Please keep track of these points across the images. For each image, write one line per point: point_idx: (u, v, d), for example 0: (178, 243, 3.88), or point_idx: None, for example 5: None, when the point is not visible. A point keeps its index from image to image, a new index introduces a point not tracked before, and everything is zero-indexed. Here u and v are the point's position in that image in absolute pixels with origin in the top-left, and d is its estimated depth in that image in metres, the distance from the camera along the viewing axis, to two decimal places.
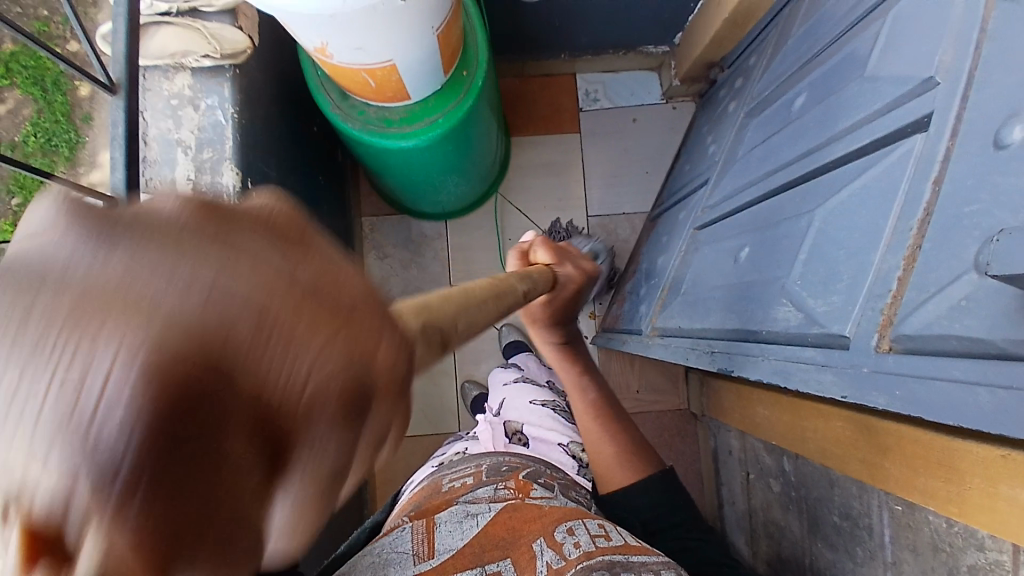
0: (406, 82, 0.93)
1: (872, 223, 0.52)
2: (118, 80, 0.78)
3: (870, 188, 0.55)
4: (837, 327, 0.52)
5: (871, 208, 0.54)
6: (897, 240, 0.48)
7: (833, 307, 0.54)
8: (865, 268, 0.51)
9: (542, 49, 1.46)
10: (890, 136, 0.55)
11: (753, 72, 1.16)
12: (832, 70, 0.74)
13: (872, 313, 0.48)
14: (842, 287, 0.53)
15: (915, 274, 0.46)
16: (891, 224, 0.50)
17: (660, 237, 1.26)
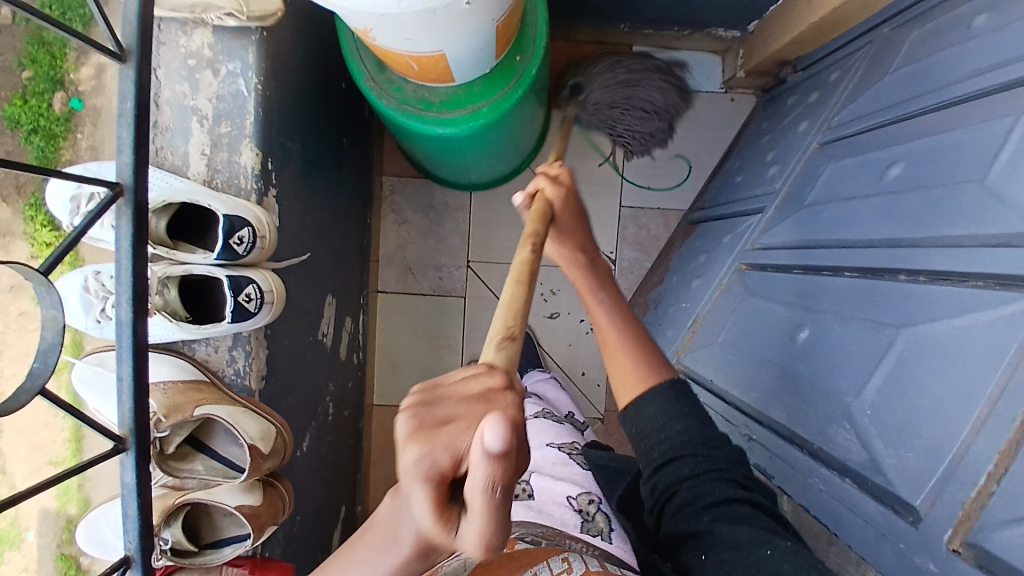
0: (452, 69, 0.83)
1: (963, 383, 0.48)
2: (128, 45, 0.67)
3: (961, 340, 0.50)
4: (905, 493, 0.50)
5: (967, 363, 0.48)
6: (999, 426, 0.44)
7: (906, 466, 0.51)
8: (952, 437, 0.47)
9: (600, 15, 1.31)
10: (1009, 281, 0.49)
11: (834, 89, 1.04)
12: (941, 148, 0.65)
13: (951, 502, 0.46)
14: (916, 448, 0.50)
15: (1010, 480, 0.43)
16: (991, 398, 0.46)
17: (698, 252, 1.19)
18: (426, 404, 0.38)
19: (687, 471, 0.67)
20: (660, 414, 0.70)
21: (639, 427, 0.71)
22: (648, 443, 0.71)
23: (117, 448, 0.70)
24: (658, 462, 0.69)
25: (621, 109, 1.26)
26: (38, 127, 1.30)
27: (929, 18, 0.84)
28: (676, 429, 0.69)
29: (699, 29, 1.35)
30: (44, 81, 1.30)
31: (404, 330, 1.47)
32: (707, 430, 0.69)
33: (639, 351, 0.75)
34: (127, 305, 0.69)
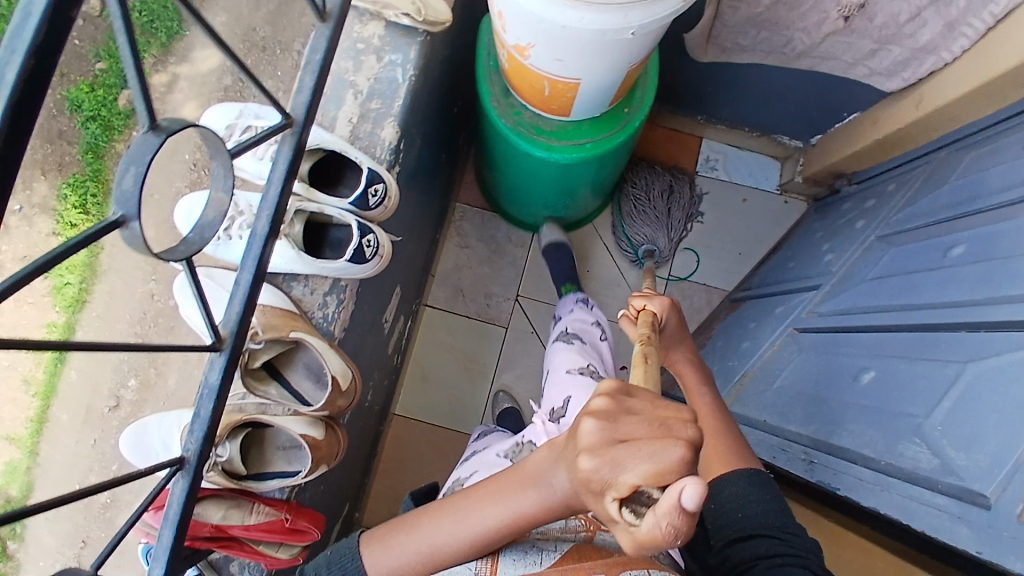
0: (575, 101, 0.96)
1: None
2: (329, 11, 0.79)
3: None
4: (977, 485, 0.54)
5: None
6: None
7: (976, 465, 0.55)
8: (1017, 437, 0.52)
9: (682, 104, 1.49)
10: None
11: (889, 198, 1.16)
12: (1003, 232, 0.75)
13: (1021, 485, 0.51)
14: (986, 449, 0.54)
15: None
16: None
17: (746, 321, 1.26)
18: (614, 414, 0.44)
19: (761, 550, 0.71)
20: (745, 493, 0.76)
21: (719, 503, 0.77)
22: (726, 518, 0.76)
23: (213, 347, 0.74)
24: (735, 537, 0.74)
25: (643, 203, 1.48)
26: (97, 115, 1.46)
27: (988, 145, 0.97)
28: (756, 510, 0.75)
29: (767, 134, 1.51)
30: (115, 77, 1.48)
31: (442, 348, 1.52)
32: (784, 516, 0.74)
33: (727, 437, 0.81)
34: (266, 221, 0.76)
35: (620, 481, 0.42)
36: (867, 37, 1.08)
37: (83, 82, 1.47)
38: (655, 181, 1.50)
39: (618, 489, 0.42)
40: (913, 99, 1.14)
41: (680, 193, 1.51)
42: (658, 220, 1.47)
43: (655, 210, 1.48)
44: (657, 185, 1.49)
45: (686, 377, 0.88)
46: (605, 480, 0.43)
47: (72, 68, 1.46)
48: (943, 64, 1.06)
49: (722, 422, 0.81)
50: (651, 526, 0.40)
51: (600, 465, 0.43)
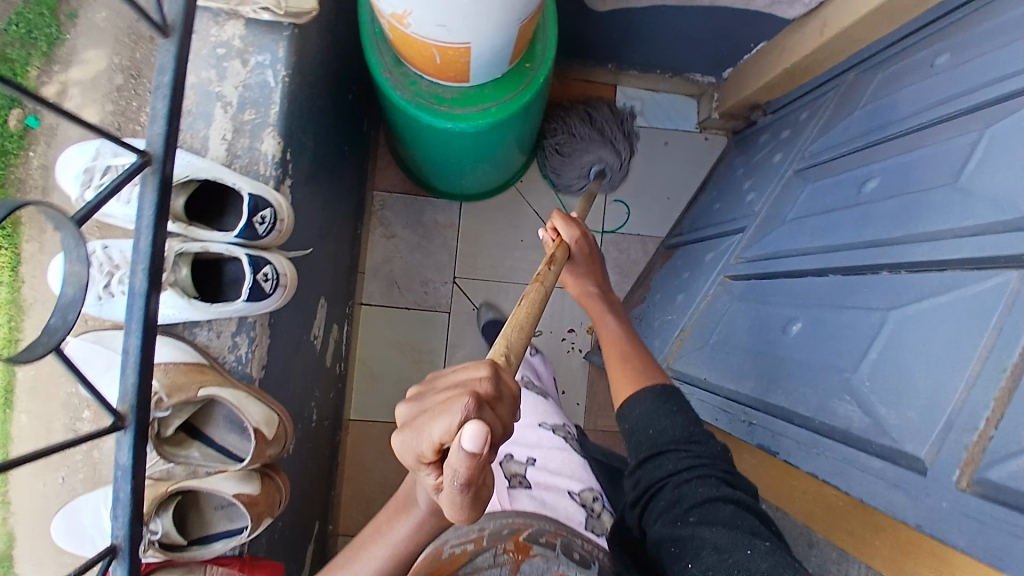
0: (471, 67, 0.89)
1: (953, 347, 0.54)
2: (172, 21, 0.69)
3: (949, 310, 0.57)
4: (911, 447, 0.54)
5: (955, 328, 0.55)
6: (988, 377, 0.50)
7: (908, 423, 0.55)
8: (947, 392, 0.53)
9: (590, 54, 1.42)
10: (983, 264, 0.56)
11: (804, 128, 1.15)
12: (910, 164, 0.75)
13: (955, 446, 0.51)
14: (917, 406, 0.55)
15: (1004, 419, 0.48)
16: (980, 355, 0.51)
17: (680, 271, 1.26)
18: (421, 392, 0.45)
19: (671, 468, 0.72)
20: (651, 412, 0.77)
21: (631, 423, 0.78)
22: (639, 437, 0.77)
23: (115, 426, 0.68)
24: (646, 456, 0.74)
25: (560, 144, 1.39)
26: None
27: (891, 65, 0.96)
28: (665, 426, 0.75)
29: (678, 74, 1.48)
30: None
31: (386, 345, 1.46)
32: (693, 427, 0.75)
33: (630, 358, 0.86)
34: (143, 275, 0.68)
35: (420, 450, 0.41)
36: None
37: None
38: (570, 112, 1.41)
39: (420, 456, 0.42)
40: (816, 23, 1.11)
41: (600, 114, 1.40)
42: (584, 142, 1.36)
43: (578, 134, 1.36)
44: (572, 114, 1.40)
45: (596, 310, 0.95)
46: (411, 452, 0.42)
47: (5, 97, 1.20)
48: None
49: (624, 348, 0.88)
50: (451, 485, 0.40)
51: (402, 443, 0.43)
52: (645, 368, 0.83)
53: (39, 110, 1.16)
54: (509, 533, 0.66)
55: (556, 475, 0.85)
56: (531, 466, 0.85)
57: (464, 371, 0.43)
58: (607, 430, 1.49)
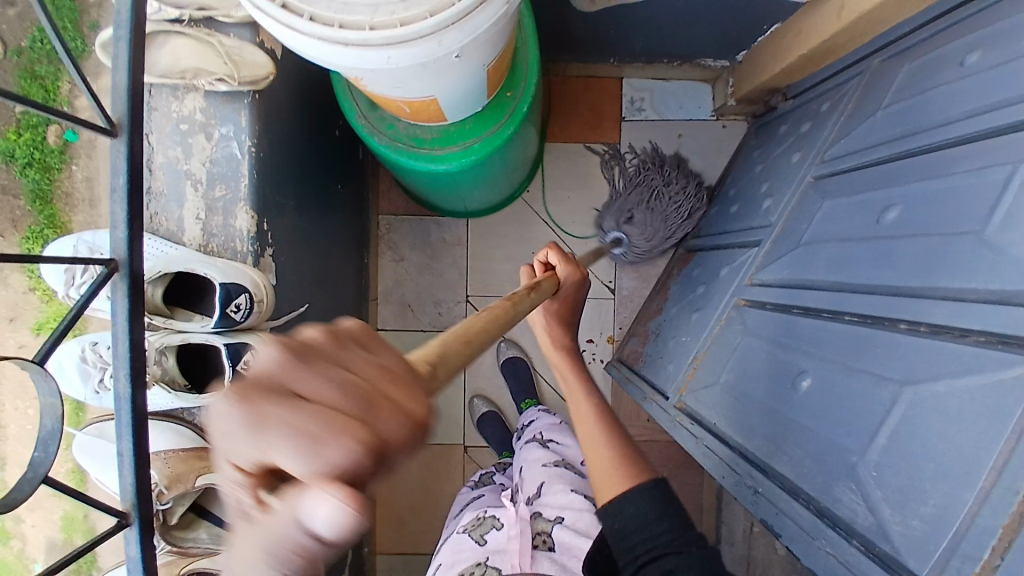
0: (444, 111, 0.84)
1: (968, 452, 0.49)
2: (118, 120, 0.68)
3: (965, 400, 0.51)
4: (912, 564, 0.52)
5: (970, 429, 0.49)
6: (1000, 497, 0.46)
7: (913, 534, 0.52)
8: (955, 504, 0.49)
9: (589, 51, 1.32)
10: (1010, 340, 0.49)
11: (824, 122, 1.04)
12: (933, 195, 0.66)
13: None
14: (922, 515, 0.52)
15: (1015, 554, 0.44)
16: (990, 473, 0.47)
17: (696, 284, 1.19)
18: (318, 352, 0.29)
19: (670, 565, 0.66)
20: (643, 513, 0.70)
21: (621, 524, 0.71)
22: (629, 538, 0.70)
23: (119, 524, 0.69)
24: (644, 558, 0.68)
25: (649, 196, 1.31)
26: (32, 159, 1.27)
27: (917, 55, 0.84)
28: (665, 526, 0.69)
29: (689, 60, 1.36)
30: (40, 115, 1.26)
31: None
32: (690, 531, 0.69)
33: (609, 437, 0.80)
34: (125, 380, 0.69)
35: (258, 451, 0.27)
36: None
37: (8, 130, 1.27)
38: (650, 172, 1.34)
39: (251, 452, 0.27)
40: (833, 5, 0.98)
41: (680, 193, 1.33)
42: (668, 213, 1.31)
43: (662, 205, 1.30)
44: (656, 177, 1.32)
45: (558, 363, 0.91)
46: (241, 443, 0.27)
47: None
48: None
49: (603, 424, 0.82)
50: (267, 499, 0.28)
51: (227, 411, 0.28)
52: (625, 451, 0.78)
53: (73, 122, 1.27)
54: None
55: (580, 537, 0.84)
56: (558, 524, 0.86)
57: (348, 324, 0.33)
58: None
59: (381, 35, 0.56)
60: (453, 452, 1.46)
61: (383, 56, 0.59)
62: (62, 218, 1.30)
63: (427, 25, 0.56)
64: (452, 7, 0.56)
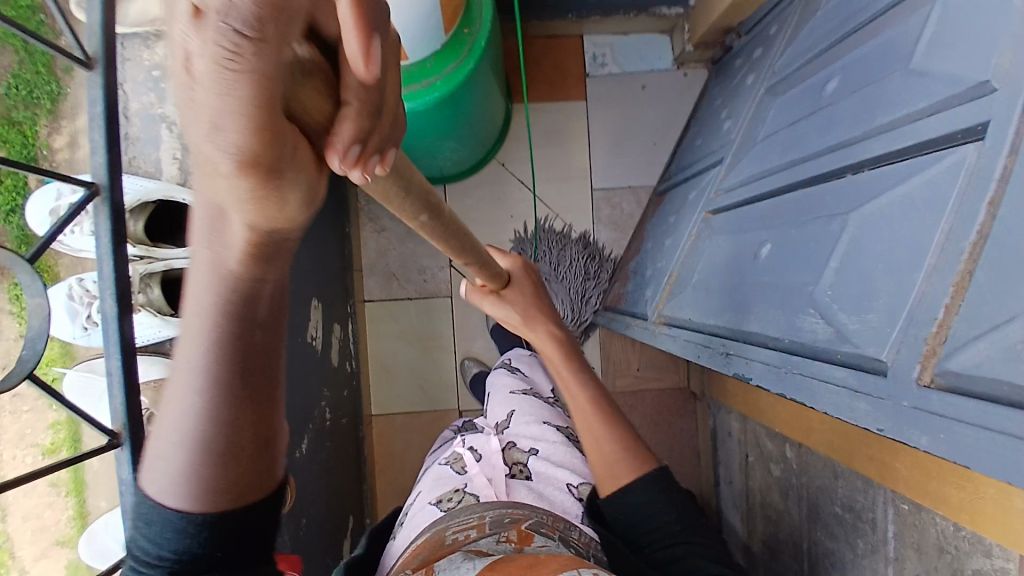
0: (400, 42, 0.88)
1: (913, 242, 0.50)
2: (93, 54, 0.72)
3: (906, 204, 0.53)
4: (872, 350, 0.52)
5: (910, 224, 0.52)
6: (943, 270, 0.47)
7: (868, 327, 0.53)
8: (906, 288, 0.50)
9: (548, 9, 1.38)
10: (939, 143, 0.51)
11: (774, 43, 1.08)
12: (866, 57, 0.69)
13: (914, 341, 0.47)
14: (877, 309, 0.53)
15: (964, 306, 0.44)
16: (937, 244, 0.48)
17: (669, 216, 1.22)
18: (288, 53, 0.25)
19: (676, 552, 0.74)
20: (642, 505, 0.78)
21: (624, 514, 0.78)
22: (633, 527, 0.78)
23: (112, 443, 0.71)
24: (647, 547, 0.76)
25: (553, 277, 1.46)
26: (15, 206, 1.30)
27: None
28: (659, 517, 0.77)
29: (644, 11, 1.41)
30: (19, 162, 1.31)
31: (395, 336, 1.50)
32: (686, 514, 0.78)
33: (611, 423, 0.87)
34: (111, 301, 0.71)
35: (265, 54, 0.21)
36: None
37: None
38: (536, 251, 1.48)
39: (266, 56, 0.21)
40: None
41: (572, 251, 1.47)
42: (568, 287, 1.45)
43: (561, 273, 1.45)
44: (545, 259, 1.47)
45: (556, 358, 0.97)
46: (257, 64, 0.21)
47: None
48: None
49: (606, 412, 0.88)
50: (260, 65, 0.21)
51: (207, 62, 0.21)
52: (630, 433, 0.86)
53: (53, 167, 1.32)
54: (511, 523, 0.72)
55: (558, 467, 0.89)
56: (533, 455, 0.91)
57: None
58: (626, 389, 1.55)
59: None
60: (448, 417, 1.49)
61: None
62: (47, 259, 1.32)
63: None
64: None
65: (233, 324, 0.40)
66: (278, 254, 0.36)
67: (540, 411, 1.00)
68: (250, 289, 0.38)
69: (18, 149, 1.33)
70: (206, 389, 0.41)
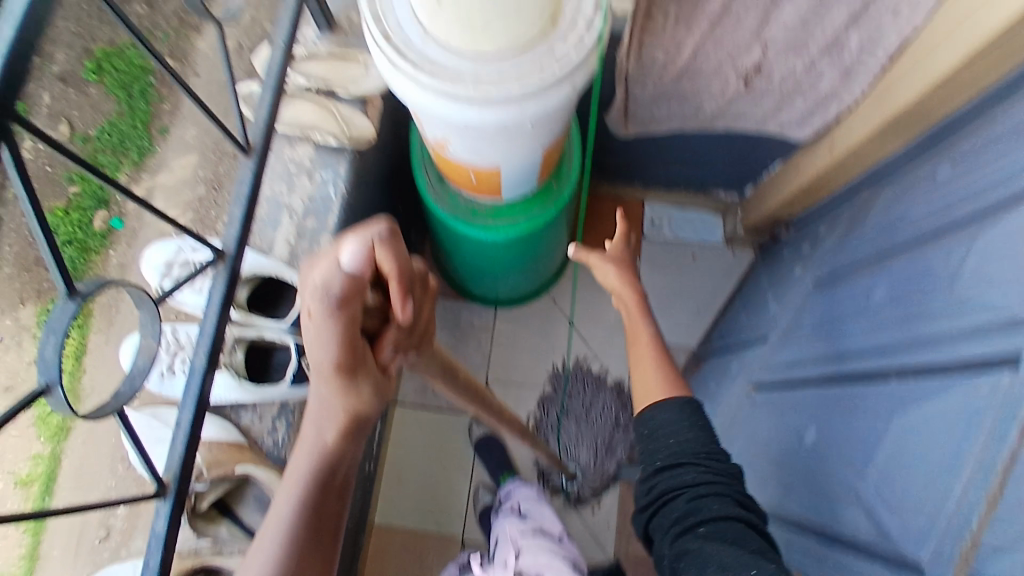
0: (502, 184, 1.00)
1: (951, 452, 0.57)
2: (253, 144, 0.83)
3: (946, 415, 0.60)
4: (913, 550, 0.58)
5: (948, 435, 0.59)
6: (977, 479, 0.53)
7: (910, 527, 0.60)
8: (946, 494, 0.56)
9: (619, 175, 1.55)
10: (981, 364, 0.58)
11: (824, 240, 1.18)
12: (914, 269, 0.77)
13: (950, 548, 0.54)
14: (919, 511, 0.59)
15: (1001, 518, 0.50)
16: (974, 458, 0.54)
17: (712, 379, 1.27)
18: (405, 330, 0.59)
19: (688, 479, 0.74)
20: (671, 425, 0.79)
21: (651, 428, 0.81)
22: (657, 443, 0.79)
23: (157, 494, 0.71)
24: (661, 463, 0.76)
25: (582, 415, 1.49)
26: (74, 239, 1.45)
27: (895, 182, 1.00)
28: (684, 441, 0.77)
29: (702, 192, 1.58)
30: (89, 200, 1.48)
31: (416, 445, 1.49)
32: (712, 444, 0.76)
33: (663, 368, 0.88)
34: (203, 356, 0.76)
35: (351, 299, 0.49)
36: (770, 95, 1.06)
37: (58, 207, 1.46)
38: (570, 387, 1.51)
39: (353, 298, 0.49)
40: (825, 145, 1.15)
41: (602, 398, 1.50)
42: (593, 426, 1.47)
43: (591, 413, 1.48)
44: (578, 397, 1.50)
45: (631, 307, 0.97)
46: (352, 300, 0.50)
47: (46, 195, 1.46)
48: (847, 108, 1.05)
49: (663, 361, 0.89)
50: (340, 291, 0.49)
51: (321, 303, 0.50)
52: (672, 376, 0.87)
53: (122, 211, 1.48)
54: None
55: None
56: None
57: (357, 243, 0.49)
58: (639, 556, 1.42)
59: (475, 91, 0.68)
60: (450, 542, 1.43)
61: (475, 111, 0.70)
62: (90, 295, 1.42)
63: (513, 90, 0.68)
64: (538, 79, 0.68)
65: (322, 478, 0.63)
66: (359, 429, 0.61)
67: (547, 546, 0.97)
68: (335, 454, 0.62)
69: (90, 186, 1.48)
70: (300, 522, 0.63)
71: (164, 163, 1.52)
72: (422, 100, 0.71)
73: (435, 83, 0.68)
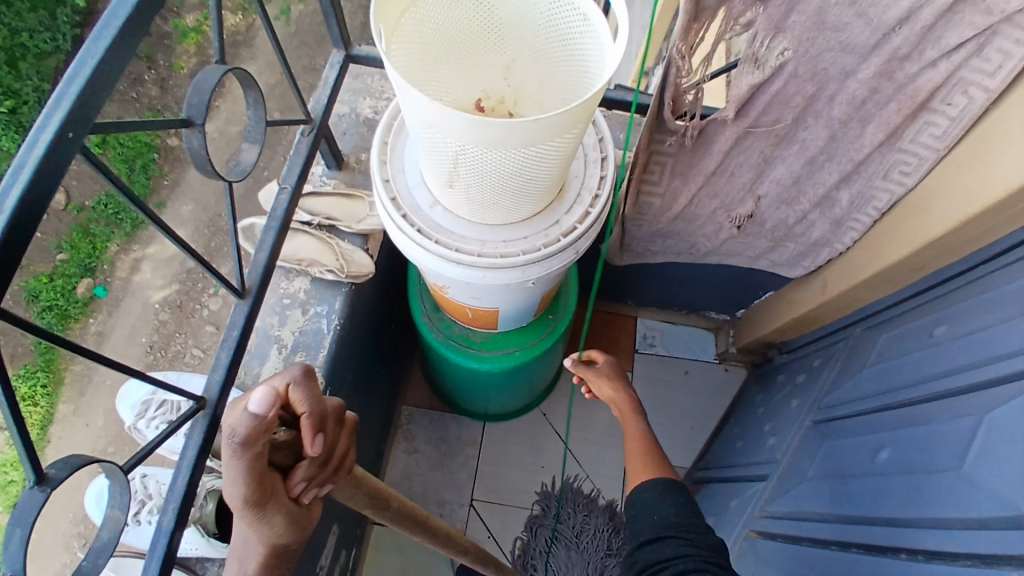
0: (498, 320, 1.00)
1: None
2: (249, 286, 0.82)
3: None
4: None
5: None
6: None
7: None
8: None
9: (612, 292, 1.57)
10: (987, 558, 0.60)
11: (818, 375, 1.18)
12: (915, 439, 0.76)
13: None
14: None
15: None
16: None
17: (709, 516, 1.22)
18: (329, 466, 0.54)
19: (668, 551, 0.66)
20: (655, 499, 0.72)
21: (635, 510, 0.73)
22: (641, 523, 0.72)
23: None
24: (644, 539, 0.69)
25: (572, 539, 1.42)
26: (54, 305, 1.76)
27: (889, 330, 1.01)
28: (667, 514, 0.70)
29: (695, 310, 1.59)
30: (77, 267, 1.80)
31: (392, 571, 1.40)
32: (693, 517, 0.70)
33: (652, 452, 0.80)
34: (172, 514, 0.72)
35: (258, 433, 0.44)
36: (762, 237, 1.10)
37: (44, 274, 1.79)
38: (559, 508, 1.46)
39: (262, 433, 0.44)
40: (817, 282, 1.17)
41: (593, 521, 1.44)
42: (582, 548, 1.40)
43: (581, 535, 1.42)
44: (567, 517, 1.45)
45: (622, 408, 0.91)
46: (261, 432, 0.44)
47: (35, 263, 1.79)
48: (838, 253, 1.09)
49: (649, 445, 0.81)
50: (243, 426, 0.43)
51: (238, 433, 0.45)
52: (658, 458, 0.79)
53: (109, 280, 1.79)
54: None
55: None
56: None
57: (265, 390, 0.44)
58: None
59: (480, 260, 0.70)
60: None
61: (479, 275, 0.72)
62: (59, 364, 1.73)
63: (518, 259, 0.69)
64: (542, 251, 0.70)
65: None
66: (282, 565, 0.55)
67: None
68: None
69: (83, 253, 1.81)
70: None
71: (155, 236, 1.85)
72: (427, 261, 0.71)
73: (440, 249, 0.69)
